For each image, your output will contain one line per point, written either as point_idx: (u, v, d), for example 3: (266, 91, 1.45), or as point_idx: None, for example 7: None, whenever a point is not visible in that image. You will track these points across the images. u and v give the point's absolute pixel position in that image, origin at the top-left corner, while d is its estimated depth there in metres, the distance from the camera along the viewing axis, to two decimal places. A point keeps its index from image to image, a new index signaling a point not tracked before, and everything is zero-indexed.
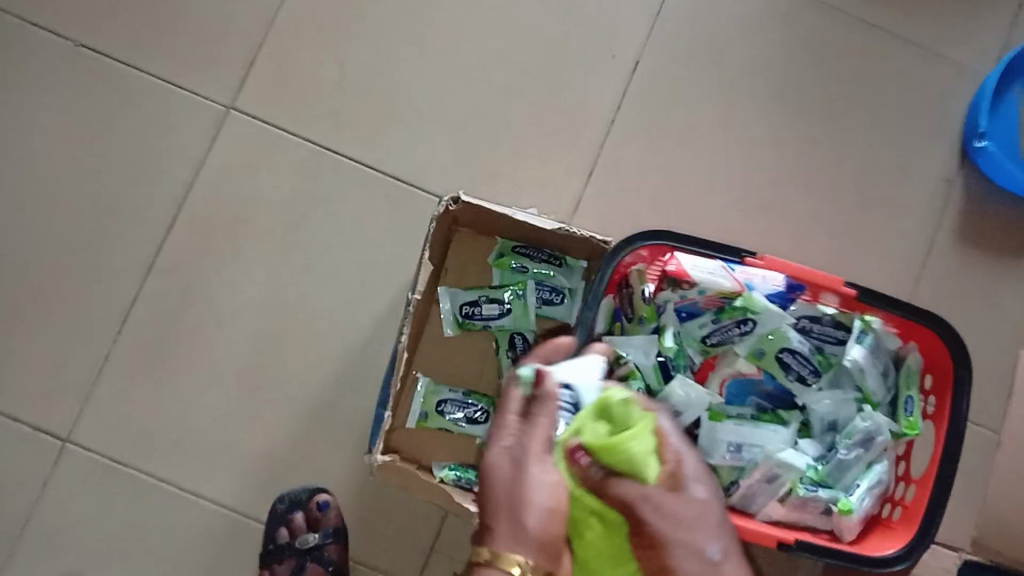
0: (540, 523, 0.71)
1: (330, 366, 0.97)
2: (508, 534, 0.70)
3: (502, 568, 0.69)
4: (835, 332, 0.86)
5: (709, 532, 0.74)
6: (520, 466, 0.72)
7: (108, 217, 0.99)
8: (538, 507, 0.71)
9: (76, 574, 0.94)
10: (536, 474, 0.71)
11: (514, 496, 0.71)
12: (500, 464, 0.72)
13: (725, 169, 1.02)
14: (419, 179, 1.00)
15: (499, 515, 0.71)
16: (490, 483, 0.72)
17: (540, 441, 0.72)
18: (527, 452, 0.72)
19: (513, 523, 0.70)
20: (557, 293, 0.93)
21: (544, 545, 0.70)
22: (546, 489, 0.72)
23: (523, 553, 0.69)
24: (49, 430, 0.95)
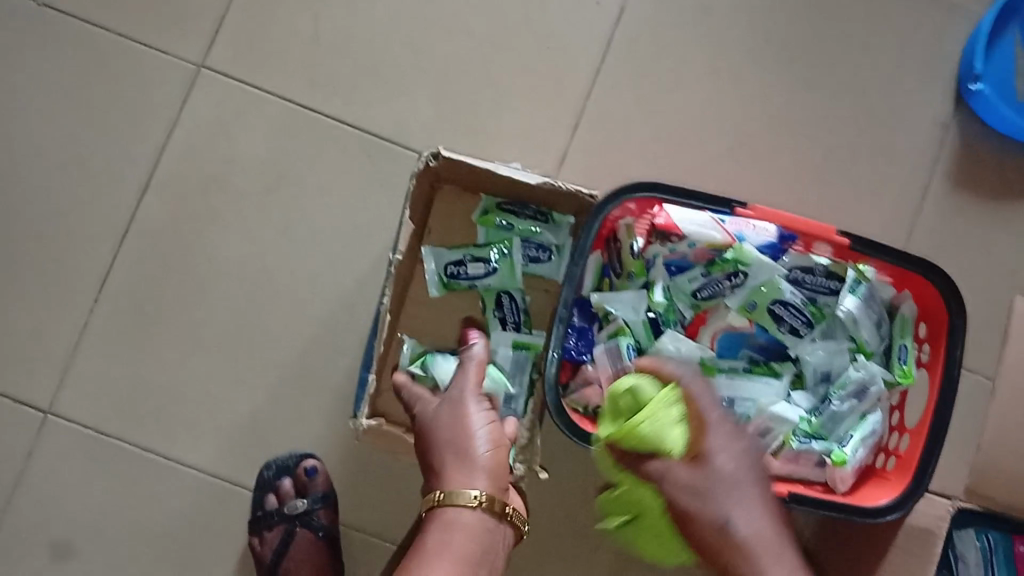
0: (487, 456, 0.71)
1: (314, 329, 0.95)
2: (457, 467, 0.70)
3: (454, 501, 0.68)
4: (828, 282, 0.85)
5: (743, 499, 0.62)
6: (458, 408, 0.74)
7: (81, 182, 0.97)
8: (481, 438, 0.72)
9: (61, 546, 0.93)
10: (472, 405, 0.75)
11: (458, 432, 0.72)
12: (440, 412, 0.74)
13: (712, 119, 1.00)
14: (399, 136, 0.98)
15: (445, 455, 0.72)
16: (434, 430, 0.73)
17: (472, 376, 0.78)
18: (460, 391, 0.76)
19: (462, 457, 0.71)
20: (543, 250, 0.93)
21: (492, 475, 0.71)
22: (486, 420, 0.74)
23: (475, 484, 0.69)
24: (29, 401, 0.94)
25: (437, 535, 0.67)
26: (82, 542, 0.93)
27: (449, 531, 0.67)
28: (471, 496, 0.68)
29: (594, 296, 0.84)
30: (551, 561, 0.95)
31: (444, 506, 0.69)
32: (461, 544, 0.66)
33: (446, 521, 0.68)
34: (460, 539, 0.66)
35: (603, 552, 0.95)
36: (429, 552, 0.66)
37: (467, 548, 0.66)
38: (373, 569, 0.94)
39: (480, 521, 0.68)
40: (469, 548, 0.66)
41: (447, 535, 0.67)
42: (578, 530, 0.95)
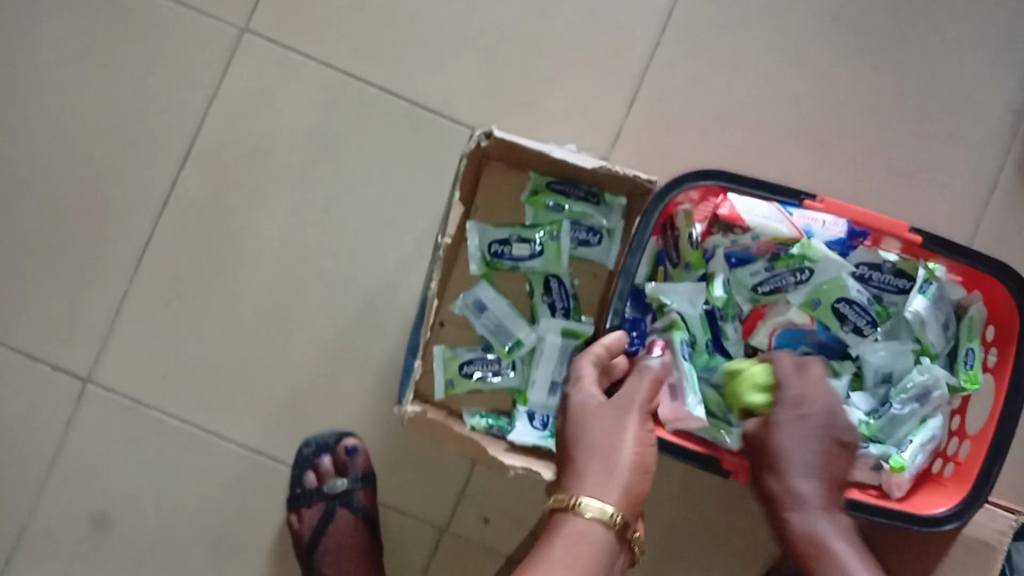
0: (630, 479, 0.65)
1: (356, 308, 0.93)
2: (596, 478, 0.64)
3: (582, 513, 0.63)
4: (896, 280, 0.81)
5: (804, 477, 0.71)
6: (618, 422, 0.67)
7: (120, 148, 0.94)
8: (626, 461, 0.65)
9: (100, 516, 0.93)
10: (631, 428, 0.67)
11: (611, 446, 0.66)
12: (601, 411, 0.68)
13: (776, 101, 0.95)
14: (447, 108, 0.94)
15: (589, 465, 0.65)
16: (583, 430, 0.67)
17: (643, 390, 0.70)
18: (628, 402, 0.69)
19: (606, 471, 0.65)
20: (593, 234, 0.89)
21: (631, 502, 0.64)
22: (642, 441, 0.67)
23: (612, 502, 0.63)
24: (68, 370, 0.93)
25: (562, 547, 0.61)
26: (121, 513, 0.93)
27: (578, 546, 0.61)
28: (609, 515, 0.63)
29: (650, 286, 0.80)
30: None
31: (573, 515, 0.63)
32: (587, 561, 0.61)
33: (575, 534, 0.62)
34: (583, 554, 0.61)
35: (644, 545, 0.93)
36: (553, 563, 0.61)
37: (592, 567, 0.61)
38: (410, 551, 0.93)
39: (607, 544, 0.62)
40: (592, 567, 0.61)
41: (571, 546, 0.61)
42: None
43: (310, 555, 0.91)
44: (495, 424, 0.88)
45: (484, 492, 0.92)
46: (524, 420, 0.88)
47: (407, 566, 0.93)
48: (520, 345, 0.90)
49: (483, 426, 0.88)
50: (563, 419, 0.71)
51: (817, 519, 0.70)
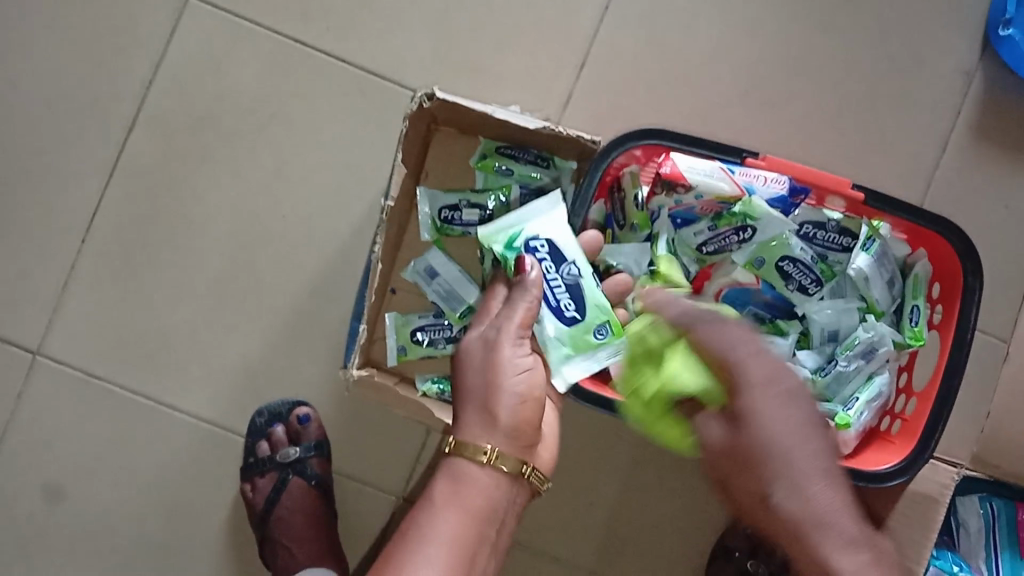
0: (506, 417, 0.64)
1: (307, 275, 0.93)
2: (475, 422, 0.64)
3: (467, 457, 0.63)
4: (840, 239, 0.81)
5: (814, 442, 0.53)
6: (495, 363, 0.65)
7: (65, 118, 0.93)
8: (506, 404, 0.64)
9: (53, 488, 0.93)
10: (505, 355, 0.65)
11: (488, 389, 0.64)
12: (473, 346, 0.67)
13: (726, 63, 0.95)
14: (396, 73, 0.93)
15: (466, 408, 0.65)
16: (461, 375, 0.66)
17: (516, 323, 0.66)
18: (500, 333, 0.66)
19: (485, 416, 0.64)
20: (544, 198, 0.89)
21: (516, 432, 0.64)
22: (523, 375, 0.65)
23: (485, 439, 0.63)
24: (18, 342, 0.92)
25: (445, 486, 0.63)
26: (74, 484, 0.93)
27: (456, 486, 0.63)
28: (480, 452, 0.63)
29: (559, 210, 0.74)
30: (549, 511, 0.94)
31: (450, 454, 0.64)
32: (472, 497, 0.63)
33: (455, 471, 0.63)
34: (459, 493, 0.63)
35: (599, 506, 0.94)
36: (437, 504, 0.63)
37: (481, 511, 0.63)
38: (367, 517, 0.93)
39: (486, 478, 0.63)
40: (473, 506, 0.62)
41: (455, 489, 0.63)
42: (573, 481, 0.94)
43: (264, 524, 0.90)
44: (447, 389, 0.89)
45: (439, 455, 0.92)
46: None
47: (365, 532, 0.93)
48: (472, 311, 0.89)
49: (434, 391, 0.88)
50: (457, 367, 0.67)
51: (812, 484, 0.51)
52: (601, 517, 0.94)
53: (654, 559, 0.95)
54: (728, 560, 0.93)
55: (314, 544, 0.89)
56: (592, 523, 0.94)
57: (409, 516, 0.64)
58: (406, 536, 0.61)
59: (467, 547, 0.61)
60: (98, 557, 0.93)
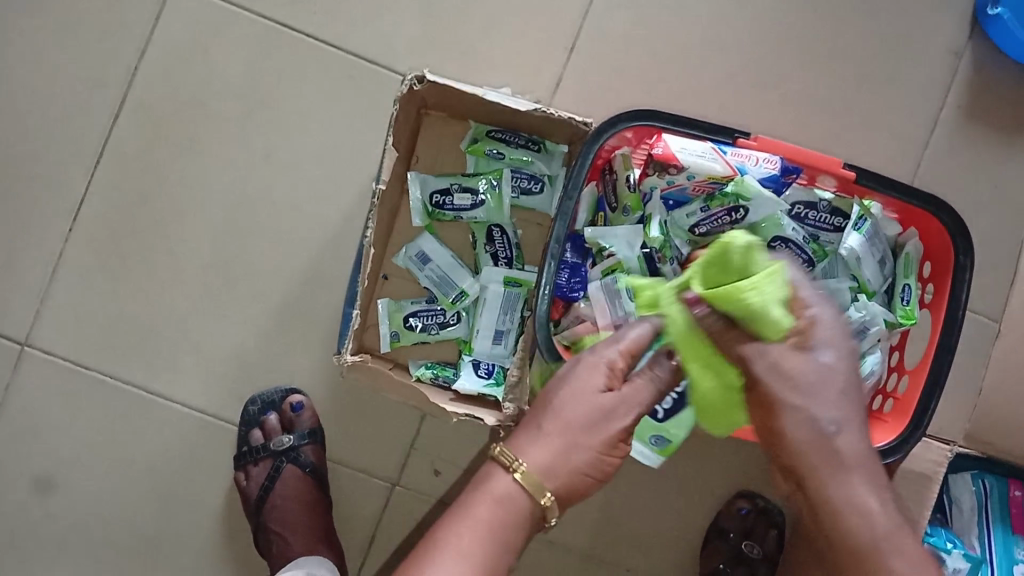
0: (575, 475, 0.59)
1: (299, 263, 0.92)
2: (550, 451, 0.59)
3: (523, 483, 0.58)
4: (832, 218, 0.81)
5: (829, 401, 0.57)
6: (600, 414, 0.60)
7: (50, 105, 0.92)
8: (585, 462, 0.59)
9: (44, 480, 0.92)
10: (617, 432, 0.60)
11: (584, 428, 0.59)
12: (596, 378, 0.60)
13: (716, 44, 0.94)
14: (385, 58, 0.93)
15: (548, 435, 0.59)
16: (566, 391, 0.60)
17: (647, 401, 0.61)
18: (631, 405, 0.60)
19: (561, 456, 0.59)
20: (535, 181, 0.89)
21: (573, 491, 0.60)
22: (614, 444, 0.60)
23: (551, 485, 0.58)
24: (6, 333, 0.91)
25: (492, 507, 0.58)
26: (66, 476, 0.92)
27: (501, 509, 0.58)
28: (543, 496, 0.58)
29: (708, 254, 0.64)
30: None
31: (508, 477, 0.59)
32: (507, 531, 0.58)
33: (505, 494, 0.58)
34: (503, 518, 0.58)
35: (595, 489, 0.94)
36: (474, 518, 0.57)
37: (507, 551, 0.57)
38: (362, 504, 0.93)
39: (529, 522, 0.59)
40: (509, 538, 0.58)
41: (494, 513, 0.58)
42: None
43: (258, 512, 0.90)
44: (441, 374, 0.88)
45: (434, 440, 0.92)
46: (469, 368, 0.88)
47: (360, 518, 0.93)
48: (465, 295, 0.90)
49: (428, 375, 0.88)
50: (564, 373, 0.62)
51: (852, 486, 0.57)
52: (596, 500, 0.94)
53: (650, 542, 0.95)
54: (723, 540, 0.93)
55: (308, 530, 0.88)
56: (587, 506, 0.94)
57: (438, 518, 0.59)
58: (434, 543, 0.56)
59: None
60: (93, 548, 0.92)
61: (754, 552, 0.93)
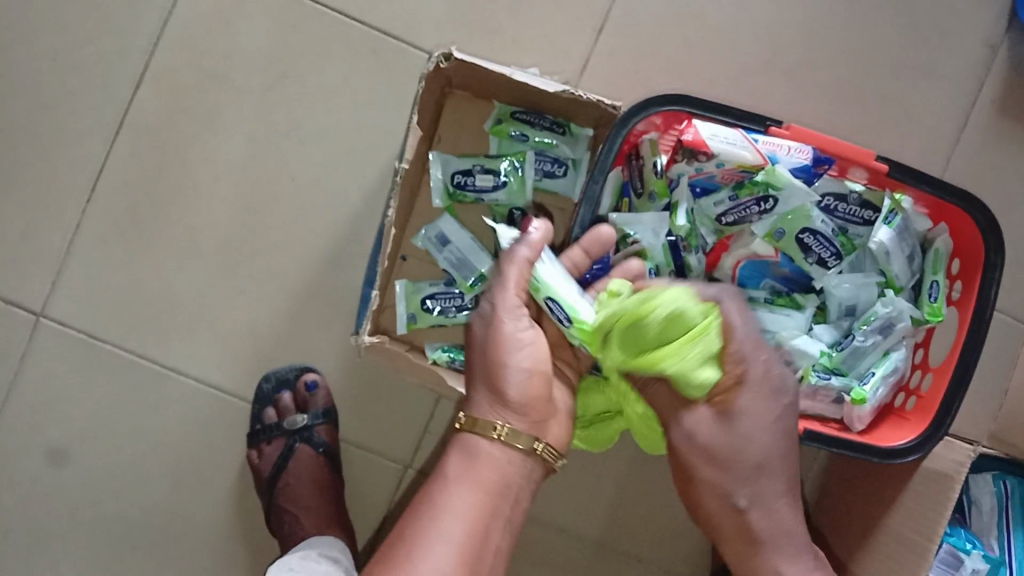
0: (512, 394, 0.64)
1: (318, 240, 0.91)
2: (485, 398, 0.65)
3: (479, 432, 0.65)
4: (862, 212, 0.80)
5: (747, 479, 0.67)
6: (495, 340, 0.65)
7: (69, 75, 0.91)
8: (511, 378, 0.65)
9: (57, 452, 0.92)
10: (511, 333, 0.65)
11: (494, 365, 0.65)
12: (478, 325, 0.67)
13: (747, 29, 0.93)
14: (410, 35, 0.91)
15: (479, 390, 0.66)
16: (469, 353, 0.67)
17: (511, 292, 0.66)
18: (502, 307, 0.66)
19: (494, 393, 0.65)
20: (559, 165, 0.89)
21: (524, 408, 0.65)
22: (526, 350, 0.65)
23: (498, 417, 0.65)
24: (23, 304, 0.90)
25: (456, 460, 0.64)
26: (78, 449, 0.92)
27: (470, 462, 0.64)
28: (493, 429, 0.64)
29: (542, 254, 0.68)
30: (560, 483, 0.93)
31: (466, 433, 0.65)
32: (485, 474, 0.63)
33: (467, 445, 0.65)
34: (473, 468, 0.64)
35: (610, 478, 0.93)
36: (447, 477, 0.64)
37: (492, 485, 0.63)
38: (374, 486, 0.92)
39: (506, 454, 0.65)
40: (489, 476, 0.63)
41: (466, 463, 0.64)
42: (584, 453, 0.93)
43: (270, 491, 0.89)
44: (457, 357, 0.87)
45: (448, 424, 0.92)
46: None
47: (372, 500, 0.93)
48: (484, 279, 0.88)
49: (445, 359, 0.87)
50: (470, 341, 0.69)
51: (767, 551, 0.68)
52: (610, 489, 0.94)
53: (665, 532, 0.94)
54: None
55: (321, 512, 0.88)
56: (599, 496, 0.94)
57: (421, 489, 0.65)
58: (420, 504, 0.63)
59: (483, 519, 0.62)
60: (105, 522, 0.92)
61: None
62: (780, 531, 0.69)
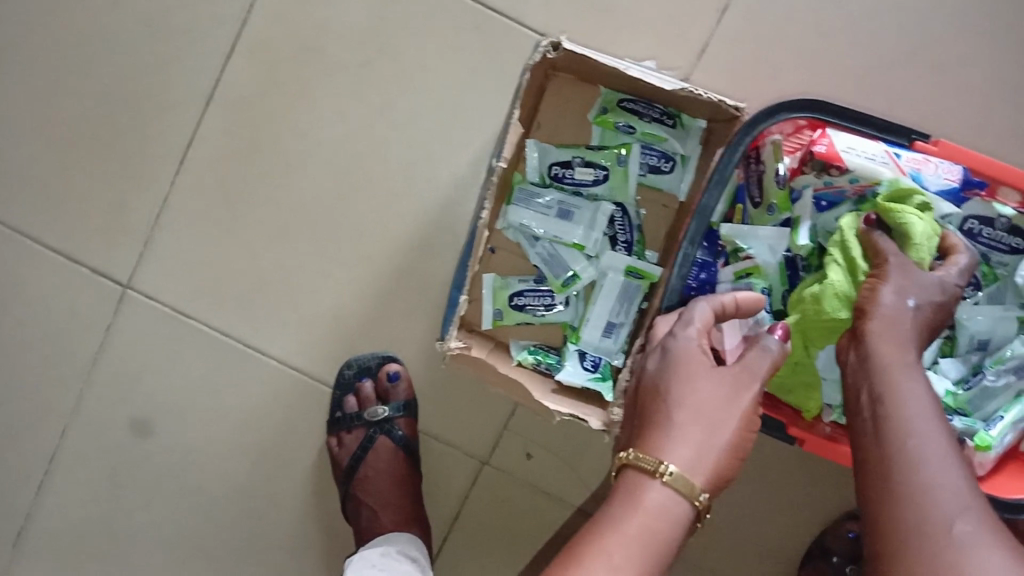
0: (717, 459, 0.57)
1: (406, 226, 0.88)
2: (694, 448, 0.56)
3: (676, 486, 0.55)
4: (1009, 238, 0.71)
5: (921, 290, 0.61)
6: (727, 399, 0.58)
7: (162, 41, 0.88)
8: (725, 443, 0.57)
9: (141, 421, 0.92)
10: (745, 405, 0.58)
11: (717, 420, 0.58)
12: (709, 373, 0.59)
13: (889, 16, 0.83)
14: (515, 10, 0.85)
15: (686, 427, 0.57)
16: (683, 388, 0.59)
17: (768, 365, 0.60)
18: (748, 375, 0.59)
19: (704, 447, 0.57)
20: (665, 160, 0.82)
21: (717, 478, 0.57)
22: (747, 425, 0.58)
23: (698, 481, 0.56)
24: (110, 274, 0.90)
25: (641, 518, 0.54)
26: (162, 420, 0.92)
27: (660, 513, 0.55)
28: (695, 495, 0.55)
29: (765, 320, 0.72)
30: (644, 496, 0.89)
31: (657, 484, 0.55)
32: (666, 540, 0.54)
33: (660, 504, 0.55)
34: (658, 530, 0.54)
35: None
36: (625, 531, 0.54)
37: (669, 549, 0.54)
38: (451, 480, 0.90)
39: (684, 520, 0.56)
40: (666, 544, 0.54)
41: (645, 516, 0.54)
42: None
43: (349, 481, 0.88)
44: (544, 361, 0.84)
45: (529, 426, 0.88)
46: (575, 359, 0.82)
47: (448, 494, 0.91)
48: (576, 279, 0.83)
49: (530, 361, 0.83)
50: (661, 370, 0.61)
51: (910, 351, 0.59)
52: None
53: (750, 554, 0.90)
54: (825, 563, 0.87)
55: (399, 506, 0.87)
56: None
57: (579, 533, 0.55)
58: (582, 555, 0.53)
59: None
60: (184, 492, 0.93)
61: None
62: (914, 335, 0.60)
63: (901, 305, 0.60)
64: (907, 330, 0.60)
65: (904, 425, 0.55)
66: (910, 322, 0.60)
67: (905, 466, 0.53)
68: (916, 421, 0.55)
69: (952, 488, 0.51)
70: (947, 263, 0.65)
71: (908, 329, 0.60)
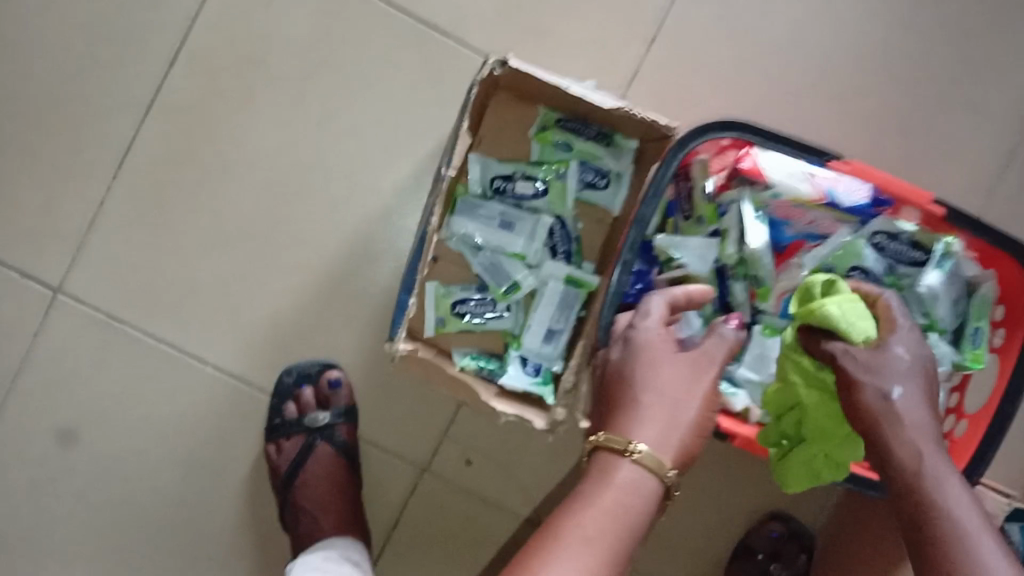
0: (682, 438, 0.65)
1: (347, 234, 0.89)
2: (661, 430, 0.64)
3: (643, 463, 0.63)
4: (911, 252, 0.78)
5: (910, 381, 0.62)
6: (688, 383, 0.67)
7: (101, 47, 0.88)
8: (687, 421, 0.65)
9: (67, 431, 0.90)
10: (704, 387, 0.67)
11: (680, 402, 0.66)
12: (671, 360, 0.67)
13: (801, 51, 0.90)
14: (457, 30, 0.88)
15: (651, 410, 0.65)
16: (647, 371, 0.66)
17: (724, 350, 0.70)
18: (704, 360, 0.68)
19: (668, 427, 0.65)
20: (601, 176, 0.86)
21: (683, 453, 0.65)
22: (707, 404, 0.67)
23: (666, 459, 0.63)
24: (41, 279, 0.88)
25: (613, 493, 0.61)
26: (89, 431, 0.90)
27: (630, 491, 0.62)
28: (662, 471, 0.63)
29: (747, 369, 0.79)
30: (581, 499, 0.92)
31: (626, 462, 0.63)
32: (639, 512, 0.61)
33: (631, 481, 0.62)
34: (630, 502, 0.61)
35: None
36: (600, 506, 0.60)
37: (641, 520, 0.61)
38: (390, 487, 0.91)
39: (652, 495, 0.63)
40: (637, 518, 0.61)
41: (616, 492, 0.62)
42: None
43: (287, 489, 0.88)
44: (486, 366, 0.87)
45: (470, 432, 0.90)
46: (517, 364, 0.85)
47: (388, 501, 0.91)
48: (517, 288, 0.87)
49: (473, 367, 0.86)
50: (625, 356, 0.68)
51: (918, 438, 0.60)
52: None
53: (682, 554, 0.94)
54: (750, 559, 0.93)
55: (338, 511, 0.87)
56: None
57: (558, 511, 0.62)
58: (562, 528, 0.60)
59: (617, 553, 0.59)
60: (112, 505, 0.90)
61: (780, 572, 0.93)
62: (915, 417, 0.61)
63: (888, 401, 0.61)
64: (909, 426, 0.60)
65: (932, 513, 0.57)
66: (911, 413, 0.61)
67: (953, 558, 0.55)
68: (944, 507, 0.57)
69: (997, 567, 0.54)
70: (890, 329, 0.65)
71: (919, 415, 0.61)
